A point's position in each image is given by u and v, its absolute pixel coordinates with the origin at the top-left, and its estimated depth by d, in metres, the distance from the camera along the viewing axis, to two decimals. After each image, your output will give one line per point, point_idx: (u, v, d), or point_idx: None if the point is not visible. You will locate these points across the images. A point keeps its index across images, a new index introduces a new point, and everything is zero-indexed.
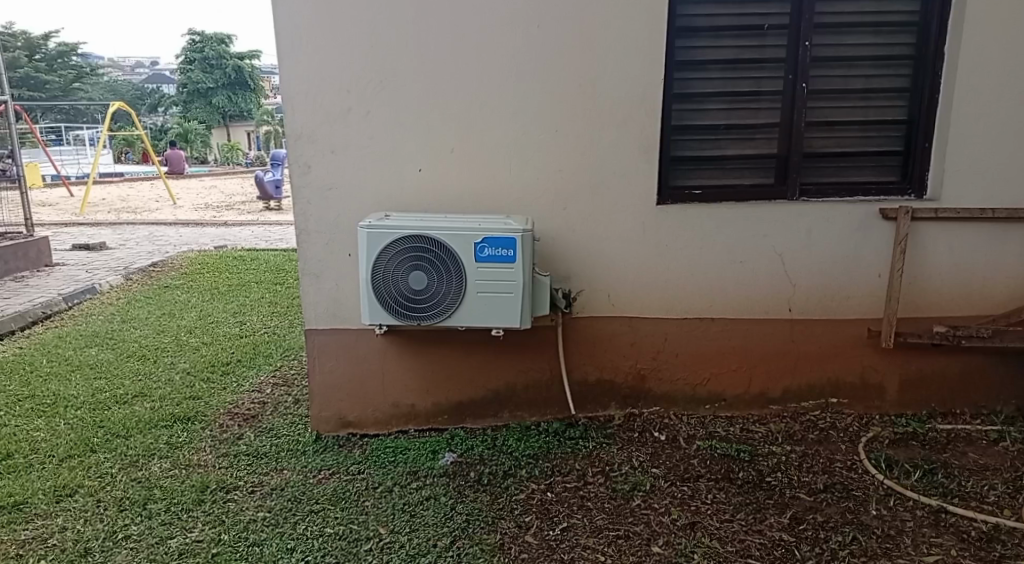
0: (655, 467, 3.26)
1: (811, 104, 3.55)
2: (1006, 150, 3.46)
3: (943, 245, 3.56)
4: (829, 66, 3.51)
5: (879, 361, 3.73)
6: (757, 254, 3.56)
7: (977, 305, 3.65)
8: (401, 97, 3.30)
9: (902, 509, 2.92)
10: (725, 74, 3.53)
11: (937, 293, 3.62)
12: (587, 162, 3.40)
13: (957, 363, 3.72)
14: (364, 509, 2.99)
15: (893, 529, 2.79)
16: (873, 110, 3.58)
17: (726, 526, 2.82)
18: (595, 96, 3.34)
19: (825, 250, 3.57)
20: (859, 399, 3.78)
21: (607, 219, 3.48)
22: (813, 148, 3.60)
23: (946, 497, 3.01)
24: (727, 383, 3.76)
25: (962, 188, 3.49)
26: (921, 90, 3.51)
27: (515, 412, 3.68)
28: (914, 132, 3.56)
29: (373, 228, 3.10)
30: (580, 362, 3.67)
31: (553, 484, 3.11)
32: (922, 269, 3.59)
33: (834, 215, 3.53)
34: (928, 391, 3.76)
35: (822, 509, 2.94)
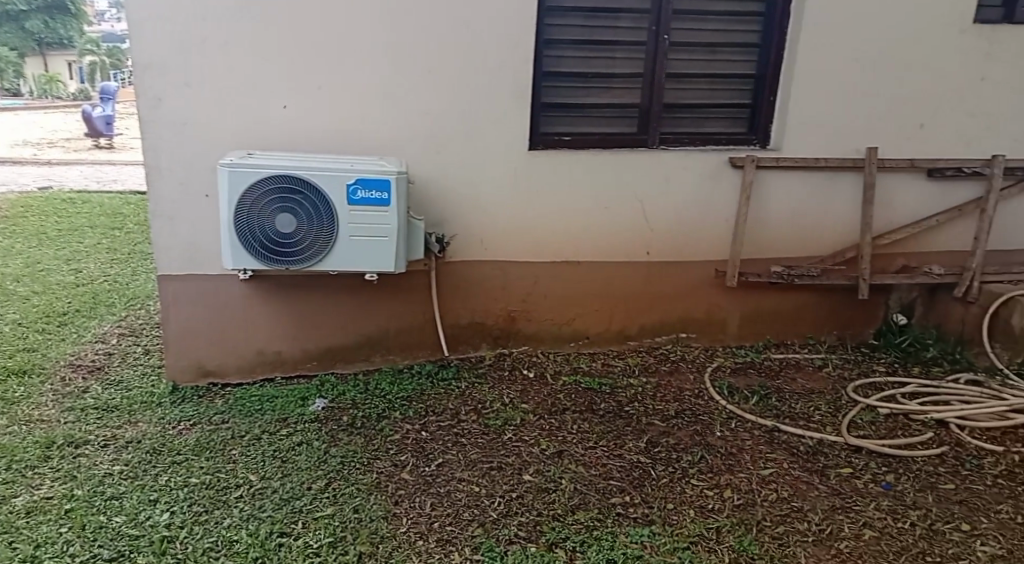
0: (524, 403, 3.41)
1: (670, 56, 3.74)
2: (843, 106, 3.77)
3: (783, 192, 3.89)
4: (688, 20, 3.71)
5: (724, 299, 4.06)
6: (620, 200, 3.75)
7: (810, 247, 4.04)
8: (263, 27, 3.14)
9: (742, 430, 3.26)
10: (588, 22, 3.61)
11: (777, 236, 3.98)
12: (461, 105, 3.41)
13: (790, 300, 4.12)
14: (231, 458, 2.94)
15: (735, 447, 3.11)
16: (727, 64, 3.82)
17: (590, 452, 3.03)
18: (467, 37, 3.32)
19: (681, 196, 3.81)
20: (705, 333, 4.12)
21: (478, 163, 3.52)
22: (671, 99, 3.81)
23: (779, 417, 3.38)
24: (590, 322, 3.97)
25: (802, 139, 3.81)
26: (768, 47, 3.78)
27: (386, 356, 3.70)
28: (761, 86, 3.84)
29: (236, 168, 2.99)
30: (451, 304, 3.74)
31: (426, 424, 3.19)
32: (765, 214, 3.92)
33: (689, 163, 3.76)
34: (765, 326, 4.16)
35: (674, 433, 3.22)
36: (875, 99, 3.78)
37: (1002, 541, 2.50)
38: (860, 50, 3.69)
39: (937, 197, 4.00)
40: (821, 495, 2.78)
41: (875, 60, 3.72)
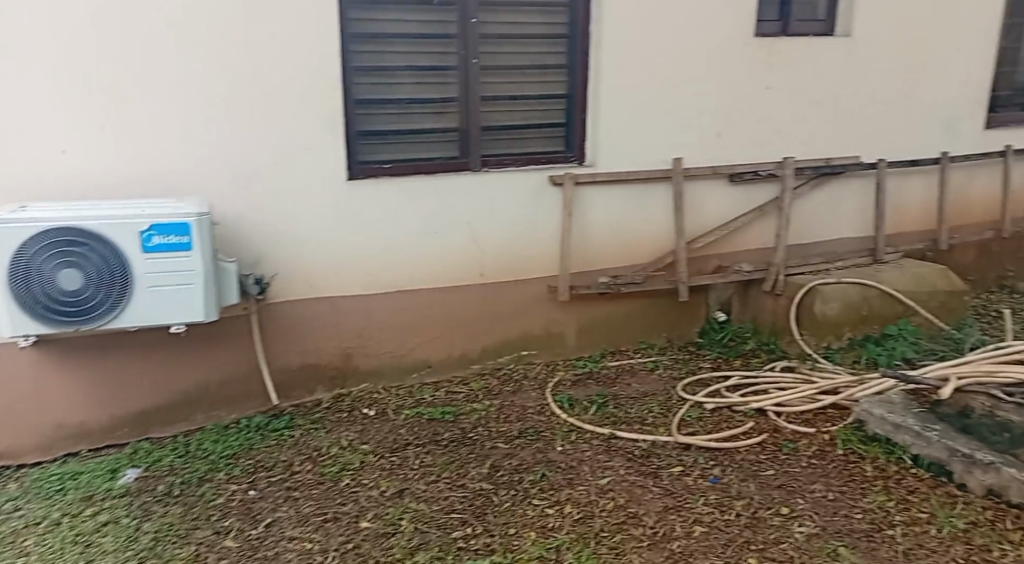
0: (365, 443, 3.27)
1: (483, 79, 3.76)
2: (649, 120, 3.96)
3: (602, 205, 4.02)
4: (495, 43, 3.73)
5: (559, 313, 4.11)
6: (447, 224, 3.70)
7: (635, 255, 4.18)
8: (31, 68, 2.85)
9: (581, 441, 3.30)
10: (399, 48, 3.55)
11: (602, 248, 4.10)
12: (267, 139, 3.25)
13: (623, 308, 4.24)
14: (23, 550, 2.60)
15: (574, 460, 3.14)
16: (537, 85, 3.88)
17: (431, 486, 2.94)
18: (266, 68, 3.18)
19: (507, 216, 3.83)
20: (545, 348, 4.14)
21: (292, 198, 3.36)
22: (488, 121, 3.82)
23: (616, 424, 3.46)
24: (431, 349, 3.88)
25: (614, 154, 3.96)
26: (575, 67, 3.87)
27: (210, 412, 3.44)
28: (572, 105, 3.94)
29: (5, 223, 2.66)
30: (280, 349, 3.54)
31: (256, 482, 2.98)
32: (588, 228, 4.03)
33: (511, 182, 3.79)
34: (601, 335, 4.24)
35: (517, 453, 3.20)
36: (677, 112, 4.00)
37: (817, 520, 2.66)
38: (658, 67, 3.89)
39: (741, 199, 4.27)
40: (654, 497, 2.85)
41: (672, 76, 3.93)
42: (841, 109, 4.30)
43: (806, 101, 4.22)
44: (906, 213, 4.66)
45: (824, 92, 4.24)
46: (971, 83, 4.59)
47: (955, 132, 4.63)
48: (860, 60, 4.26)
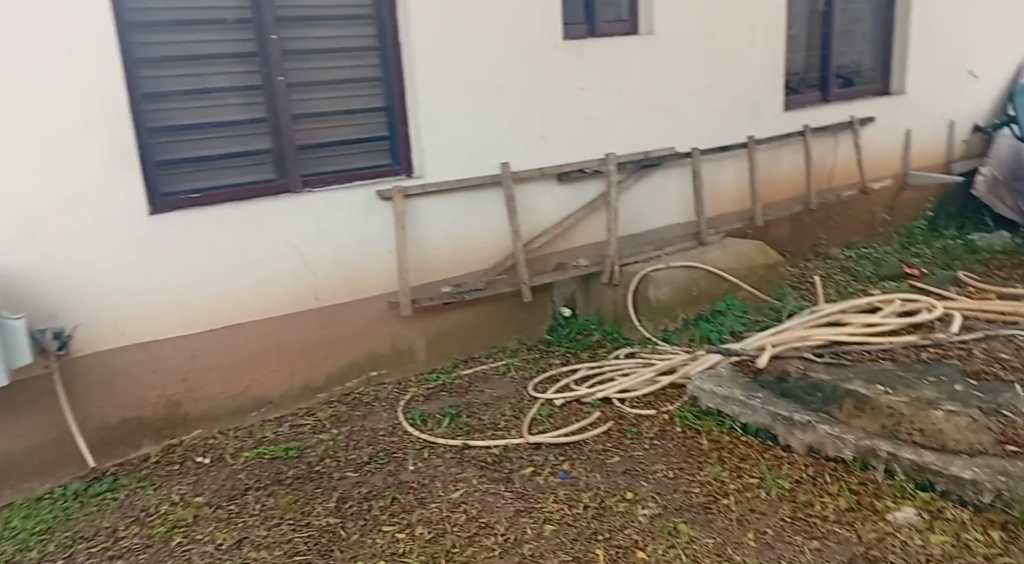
0: (199, 495, 3.06)
1: (292, 98, 3.62)
2: (470, 127, 3.96)
3: (434, 216, 3.97)
4: (301, 59, 3.61)
5: (404, 328, 4.02)
6: (270, 251, 3.53)
7: (474, 262, 4.16)
8: None
9: (433, 457, 3.23)
10: (194, 71, 3.36)
11: (440, 259, 4.05)
12: (51, 179, 2.97)
13: (469, 315, 4.20)
14: None
15: (426, 477, 3.07)
16: (351, 99, 3.78)
17: (273, 531, 2.79)
18: (40, 103, 2.89)
19: (335, 236, 3.70)
20: (395, 366, 4.04)
21: (89, 240, 3.09)
22: (303, 141, 3.68)
23: (469, 434, 3.41)
24: (269, 384, 3.69)
25: (441, 164, 3.92)
26: (389, 79, 3.81)
27: (19, 485, 3.09)
28: (392, 118, 3.87)
29: None
30: (94, 405, 3.25)
31: (74, 556, 2.71)
32: (423, 239, 3.97)
33: (336, 201, 3.67)
34: (450, 346, 4.19)
35: (367, 480, 3.10)
36: (498, 117, 4.03)
37: (659, 501, 2.73)
38: (472, 74, 3.90)
39: (570, 196, 4.36)
40: (507, 502, 2.83)
41: (488, 82, 3.95)
42: (653, 103, 4.50)
43: (619, 98, 4.38)
44: (724, 196, 4.93)
45: (636, 88, 4.42)
46: (765, 70, 4.94)
47: (757, 117, 4.97)
48: (663, 55, 4.47)
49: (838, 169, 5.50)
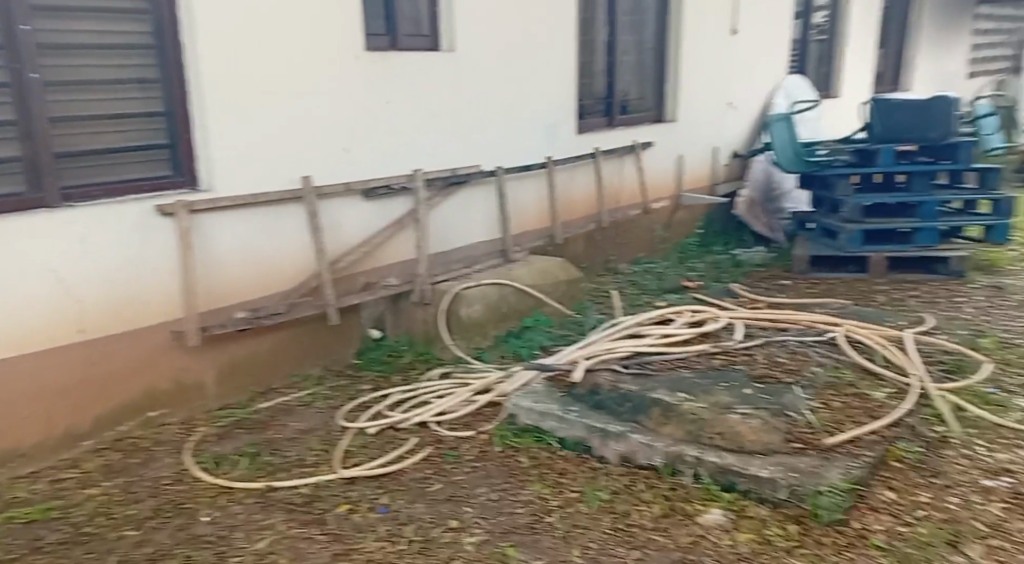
0: None
1: (48, 97, 3.10)
2: (265, 138, 3.65)
3: (225, 233, 3.59)
4: (57, 53, 3.10)
5: (190, 360, 3.59)
6: (25, 275, 2.97)
7: (271, 284, 3.83)
8: None
9: (232, 504, 2.88)
10: None
11: (232, 281, 3.67)
12: None
13: (265, 343, 3.86)
14: None
15: (226, 528, 2.72)
16: (121, 102, 3.33)
17: None
18: None
19: (107, 257, 3.20)
20: (178, 403, 3.60)
21: None
22: (63, 147, 3.17)
23: (273, 474, 3.10)
24: (21, 434, 3.10)
25: (233, 177, 3.57)
26: (169, 81, 3.41)
27: None
28: (173, 124, 3.45)
29: None
30: None
31: None
32: (212, 259, 3.57)
33: (108, 217, 3.17)
34: (243, 377, 3.81)
35: (153, 538, 2.68)
36: (296, 128, 3.76)
37: (484, 525, 2.58)
38: (267, 79, 3.59)
39: (376, 213, 4.17)
40: (322, 546, 2.57)
41: (284, 90, 3.67)
42: (455, 120, 4.46)
43: (423, 114, 4.28)
44: (525, 214, 5.01)
45: (439, 105, 4.36)
46: (560, 94, 5.12)
47: (554, 139, 5.12)
48: (465, 73, 4.46)
49: (624, 192, 5.83)
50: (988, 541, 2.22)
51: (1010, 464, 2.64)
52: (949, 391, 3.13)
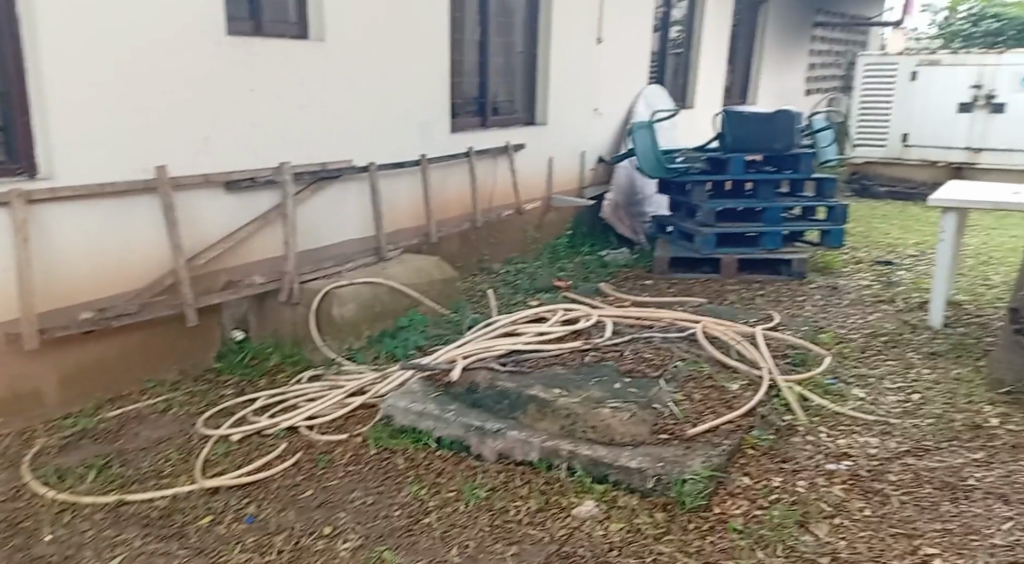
0: None
1: None
2: (114, 123, 3.36)
3: (67, 225, 3.27)
4: None
5: (27, 365, 3.25)
6: None
7: (119, 282, 3.54)
8: None
9: (80, 520, 2.64)
10: None
11: (75, 278, 3.36)
12: None
13: (115, 345, 3.55)
14: None
15: (73, 546, 2.49)
16: None
17: None
18: None
19: None
20: (13, 412, 3.26)
21: None
22: None
23: (126, 486, 2.87)
24: None
25: (77, 164, 3.26)
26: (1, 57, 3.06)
27: None
28: (6, 105, 3.11)
29: None
30: None
31: None
32: (51, 254, 3.25)
33: None
34: (89, 383, 3.50)
35: None
36: (149, 113, 3.48)
37: (359, 530, 2.50)
38: (116, 59, 3.31)
39: (239, 208, 3.95)
40: (183, 559, 2.40)
41: (135, 72, 3.39)
42: (325, 113, 4.31)
43: (290, 105, 4.10)
44: (397, 212, 4.90)
45: (306, 96, 4.19)
46: (433, 91, 5.06)
47: (427, 137, 5.07)
48: (333, 65, 4.31)
49: (496, 191, 5.87)
50: (831, 520, 2.42)
51: (848, 449, 2.90)
52: (795, 383, 3.39)
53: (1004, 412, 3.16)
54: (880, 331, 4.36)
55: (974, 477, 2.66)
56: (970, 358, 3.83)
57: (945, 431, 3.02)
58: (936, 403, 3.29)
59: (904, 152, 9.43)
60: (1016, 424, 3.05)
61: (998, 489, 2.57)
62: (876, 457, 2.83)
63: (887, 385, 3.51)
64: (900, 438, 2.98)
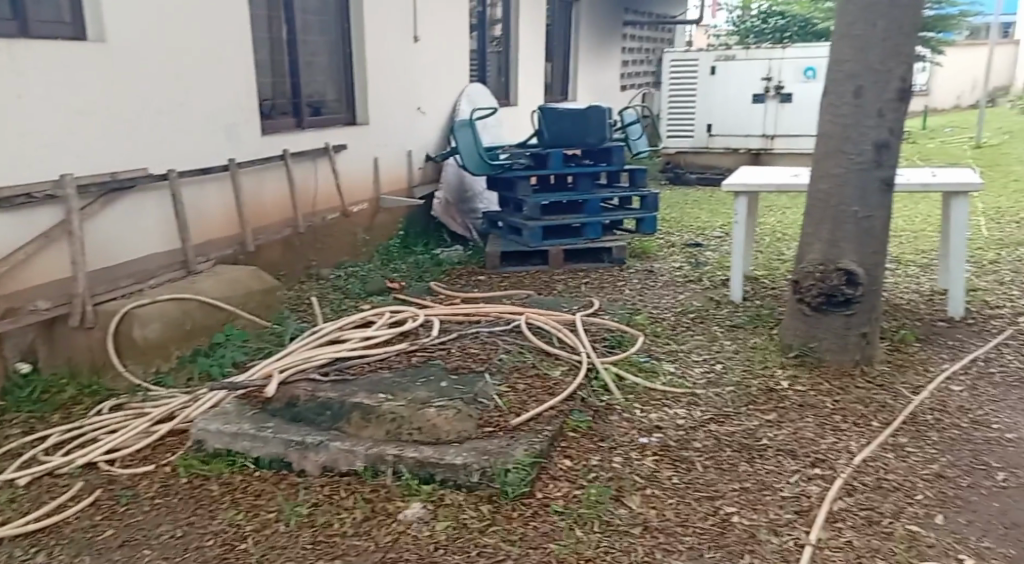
0: None
1: None
2: None
3: None
4: None
5: None
6: None
7: None
8: None
9: None
10: None
11: None
12: None
13: None
14: None
15: None
16: None
17: None
18: None
19: None
20: None
21: None
22: None
23: None
24: None
25: None
26: None
27: None
28: None
29: None
30: None
31: None
32: None
33: None
34: None
35: None
36: None
37: None
38: None
39: (15, 227, 3.48)
40: None
41: None
42: (112, 118, 3.92)
43: (67, 111, 3.66)
44: (205, 222, 4.60)
45: (91, 100, 3.78)
46: (237, 91, 4.77)
47: (234, 139, 4.77)
48: (120, 65, 3.92)
49: (319, 194, 5.62)
50: (643, 491, 2.56)
51: (659, 421, 3.08)
52: (611, 363, 3.56)
53: (792, 374, 3.49)
54: (689, 309, 4.67)
55: (767, 437, 2.92)
56: (764, 328, 4.19)
57: (743, 396, 3.29)
58: (735, 371, 3.57)
59: (710, 141, 10.16)
60: (802, 384, 3.38)
61: (787, 446, 2.84)
62: (683, 427, 3.03)
63: (694, 359, 3.77)
64: (704, 407, 3.21)
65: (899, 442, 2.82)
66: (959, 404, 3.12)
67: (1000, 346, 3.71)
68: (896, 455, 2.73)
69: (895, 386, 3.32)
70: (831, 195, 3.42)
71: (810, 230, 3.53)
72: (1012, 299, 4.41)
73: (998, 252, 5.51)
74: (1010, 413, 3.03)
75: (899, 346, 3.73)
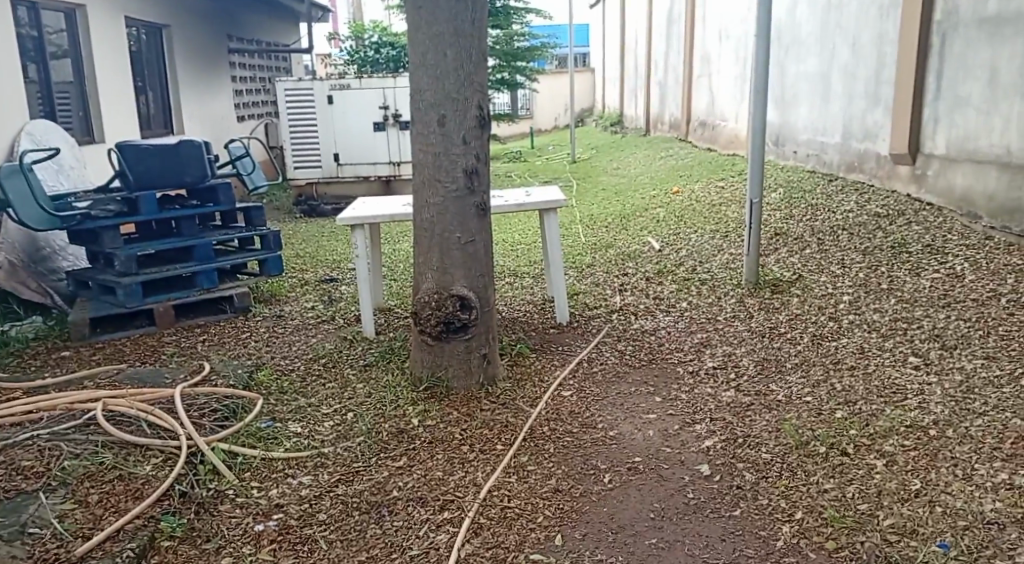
0: None
1: None
2: None
3: None
4: None
5: None
6: None
7: None
8: None
9: None
10: None
11: None
12: None
13: None
14: None
15: None
16: None
17: None
18: None
19: None
20: None
21: None
22: None
23: None
24: None
25: None
26: None
27: None
28: None
29: None
30: None
31: None
32: None
33: None
34: None
35: None
36: None
37: None
38: None
39: None
40: None
41: None
42: None
43: None
44: None
45: None
46: None
47: None
48: None
49: None
50: None
51: (280, 497, 2.68)
52: (222, 439, 3.06)
53: (423, 409, 3.36)
54: (320, 353, 4.35)
55: (397, 487, 2.72)
56: (395, 362, 4.04)
57: (373, 445, 3.06)
58: (366, 417, 3.32)
59: (340, 171, 10.00)
60: (431, 419, 3.27)
61: (417, 493, 2.67)
62: (305, 498, 2.68)
63: (324, 412, 3.42)
64: (332, 467, 2.90)
65: (520, 463, 2.83)
66: (570, 409, 3.28)
67: (599, 344, 4.04)
68: (518, 477, 2.72)
69: (516, 403, 3.38)
70: (434, 224, 3.37)
71: (419, 261, 3.45)
72: (605, 298, 4.90)
73: (592, 256, 6.16)
74: (611, 409, 3.26)
75: (518, 360, 3.86)
